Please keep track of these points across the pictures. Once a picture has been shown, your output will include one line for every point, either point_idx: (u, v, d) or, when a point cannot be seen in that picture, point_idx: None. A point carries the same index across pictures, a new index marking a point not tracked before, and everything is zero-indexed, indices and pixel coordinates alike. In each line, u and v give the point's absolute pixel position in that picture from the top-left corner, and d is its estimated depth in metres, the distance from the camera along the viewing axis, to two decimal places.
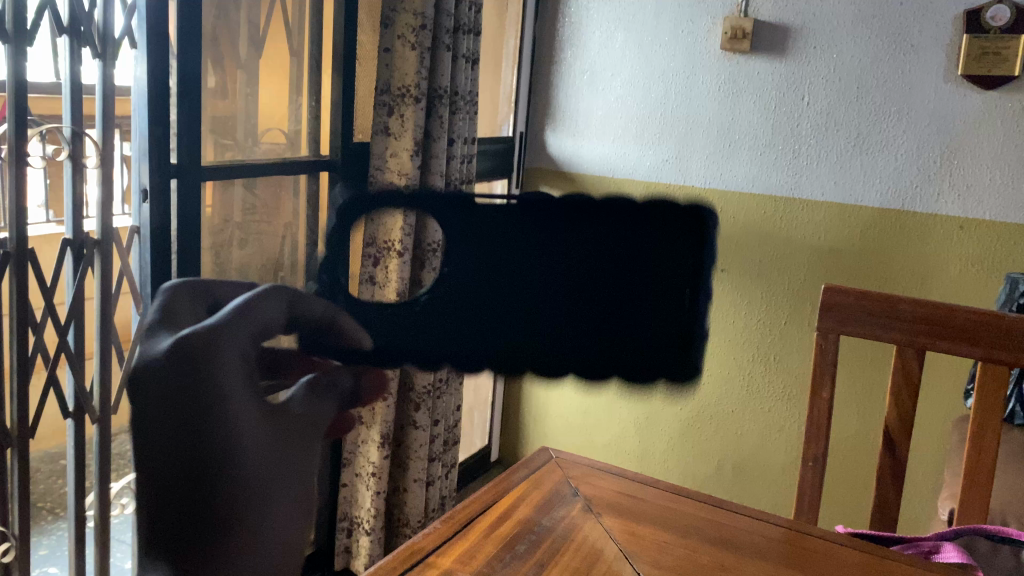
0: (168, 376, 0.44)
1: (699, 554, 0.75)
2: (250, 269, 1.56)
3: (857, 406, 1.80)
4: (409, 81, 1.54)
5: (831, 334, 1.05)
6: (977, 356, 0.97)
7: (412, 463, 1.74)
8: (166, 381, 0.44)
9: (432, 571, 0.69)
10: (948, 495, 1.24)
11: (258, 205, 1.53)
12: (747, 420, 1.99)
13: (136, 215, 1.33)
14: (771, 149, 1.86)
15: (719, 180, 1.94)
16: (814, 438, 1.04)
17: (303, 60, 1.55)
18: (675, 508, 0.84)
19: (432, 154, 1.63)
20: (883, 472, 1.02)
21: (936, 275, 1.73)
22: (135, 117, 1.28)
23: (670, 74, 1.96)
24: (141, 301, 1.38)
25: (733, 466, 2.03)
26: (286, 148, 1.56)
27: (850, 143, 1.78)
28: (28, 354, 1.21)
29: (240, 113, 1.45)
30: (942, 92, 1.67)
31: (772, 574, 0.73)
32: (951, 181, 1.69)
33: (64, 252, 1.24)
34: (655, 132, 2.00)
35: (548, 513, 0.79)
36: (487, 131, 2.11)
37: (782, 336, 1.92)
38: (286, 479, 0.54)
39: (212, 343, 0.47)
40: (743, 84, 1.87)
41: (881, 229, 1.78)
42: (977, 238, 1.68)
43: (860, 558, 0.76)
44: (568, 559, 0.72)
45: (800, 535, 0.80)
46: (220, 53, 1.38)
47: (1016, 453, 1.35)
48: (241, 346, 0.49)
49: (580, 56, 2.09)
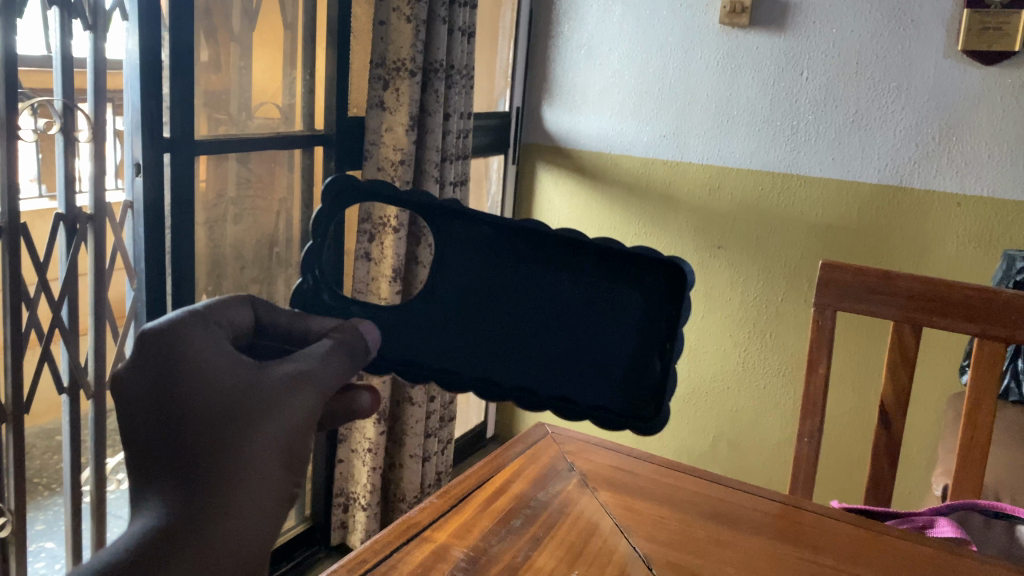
0: (141, 364, 0.43)
1: (693, 528, 0.75)
2: (245, 245, 1.55)
3: (852, 382, 1.81)
4: (405, 54, 1.52)
5: (827, 310, 1.05)
6: (974, 332, 0.97)
7: (407, 440, 1.74)
8: (141, 367, 0.43)
9: (427, 545, 0.69)
10: (942, 471, 1.25)
11: (252, 179, 1.52)
12: (743, 396, 1.99)
13: (130, 190, 1.31)
14: (769, 125, 1.85)
15: (717, 156, 1.93)
16: (810, 414, 1.04)
17: (297, 34, 1.53)
18: (670, 483, 0.84)
19: (428, 129, 1.62)
20: (879, 448, 1.02)
21: (933, 251, 1.73)
22: (128, 91, 1.26)
23: (668, 49, 1.94)
24: (135, 277, 1.37)
25: (728, 442, 2.04)
26: (280, 122, 1.54)
27: (849, 118, 1.77)
28: (23, 329, 1.21)
29: (234, 87, 1.43)
30: (942, 68, 1.66)
31: (767, 548, 0.73)
32: (949, 158, 1.69)
33: (56, 226, 1.23)
34: (653, 108, 1.99)
35: (544, 487, 0.80)
36: (482, 107, 2.10)
37: (778, 312, 1.91)
38: (283, 434, 0.44)
39: (181, 331, 0.45)
40: (741, 58, 1.86)
41: (879, 206, 1.77)
42: (975, 215, 1.68)
43: (854, 532, 0.77)
44: (565, 533, 0.72)
45: (795, 509, 0.80)
46: (212, 25, 1.37)
47: (1011, 429, 1.35)
48: (215, 336, 0.46)
49: (578, 29, 2.07)
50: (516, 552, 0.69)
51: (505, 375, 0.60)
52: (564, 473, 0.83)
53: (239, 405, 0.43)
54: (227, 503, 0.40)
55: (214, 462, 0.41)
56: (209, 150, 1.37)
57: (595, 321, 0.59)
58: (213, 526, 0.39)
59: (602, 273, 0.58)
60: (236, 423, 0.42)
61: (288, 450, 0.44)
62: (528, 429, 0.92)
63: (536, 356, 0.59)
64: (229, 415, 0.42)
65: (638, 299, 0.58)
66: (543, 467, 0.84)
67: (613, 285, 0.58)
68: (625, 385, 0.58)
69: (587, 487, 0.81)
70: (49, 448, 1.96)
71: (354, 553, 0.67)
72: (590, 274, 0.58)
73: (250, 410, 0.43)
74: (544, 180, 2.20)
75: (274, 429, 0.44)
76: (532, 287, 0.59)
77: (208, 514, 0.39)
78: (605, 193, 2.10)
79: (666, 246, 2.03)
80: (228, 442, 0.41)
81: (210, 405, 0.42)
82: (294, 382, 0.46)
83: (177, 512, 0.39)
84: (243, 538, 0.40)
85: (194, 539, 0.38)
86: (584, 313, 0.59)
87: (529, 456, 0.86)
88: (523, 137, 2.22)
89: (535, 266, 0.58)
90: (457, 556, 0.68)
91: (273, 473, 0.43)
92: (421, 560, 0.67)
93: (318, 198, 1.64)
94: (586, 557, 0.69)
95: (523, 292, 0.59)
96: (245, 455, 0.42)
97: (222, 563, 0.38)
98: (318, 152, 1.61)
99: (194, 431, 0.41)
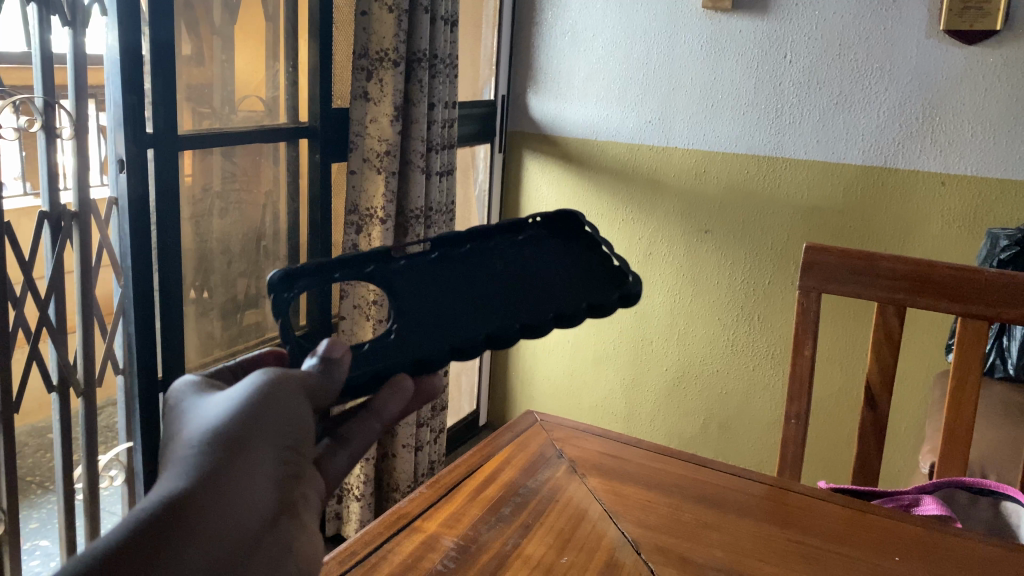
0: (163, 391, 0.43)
1: (681, 512, 0.76)
2: (232, 238, 1.55)
3: (840, 363, 1.82)
4: (387, 44, 1.52)
5: (812, 293, 1.06)
6: (957, 312, 0.98)
7: (400, 430, 1.75)
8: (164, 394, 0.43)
9: (418, 536, 0.69)
10: (929, 449, 1.26)
11: (237, 173, 1.51)
12: (732, 378, 2.00)
13: (114, 186, 1.29)
14: (755, 108, 1.85)
15: (703, 140, 1.93)
16: (797, 397, 1.05)
17: (279, 25, 1.52)
18: (658, 467, 0.85)
19: (413, 119, 1.62)
20: (865, 428, 1.03)
21: (918, 231, 1.74)
22: (109, 86, 1.25)
23: (652, 34, 1.94)
24: (121, 273, 1.37)
25: (719, 425, 2.05)
26: (264, 115, 1.53)
27: (832, 100, 1.77)
28: (9, 328, 1.21)
29: (216, 80, 1.43)
30: (925, 48, 1.67)
31: (754, 529, 0.74)
32: (932, 137, 1.69)
33: (41, 225, 1.23)
34: (637, 94, 1.99)
35: (533, 475, 0.80)
36: (467, 96, 2.09)
37: (766, 295, 1.92)
38: (293, 414, 0.43)
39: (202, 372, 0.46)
40: (725, 42, 1.86)
41: (864, 186, 1.78)
42: (959, 193, 1.69)
43: (842, 513, 0.77)
44: (554, 520, 0.73)
45: (783, 491, 0.81)
46: (194, 17, 1.36)
47: (998, 407, 1.37)
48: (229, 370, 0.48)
49: (562, 16, 2.06)
50: (505, 541, 0.69)
51: (502, 315, 0.61)
52: (553, 461, 0.84)
53: (239, 391, 0.42)
54: (238, 467, 0.37)
55: (224, 431, 0.38)
56: (192, 144, 1.36)
57: (535, 276, 0.67)
58: (227, 488, 0.36)
59: (519, 255, 0.70)
60: (249, 400, 0.41)
61: (297, 432, 0.43)
62: (517, 417, 0.93)
63: (522, 296, 0.64)
64: (242, 395, 0.41)
65: (550, 262, 0.70)
66: (532, 454, 0.85)
67: (530, 258, 0.70)
68: (586, 285, 0.66)
69: (576, 474, 0.81)
70: (41, 446, 1.96)
71: (346, 545, 0.67)
72: (506, 261, 0.69)
73: (254, 389, 0.42)
74: (531, 167, 2.19)
75: (286, 409, 0.42)
76: (477, 272, 0.67)
77: (223, 475, 0.36)
78: (590, 179, 2.10)
79: (653, 231, 2.04)
80: (226, 420, 0.39)
81: (207, 402, 0.41)
82: (288, 380, 0.44)
83: (195, 468, 0.36)
84: (250, 508, 0.37)
85: (208, 496, 0.35)
86: (531, 280, 0.66)
87: (518, 444, 0.87)
88: (508, 124, 2.21)
89: (471, 270, 0.67)
90: (447, 545, 0.68)
91: (280, 449, 0.41)
92: (411, 550, 0.67)
93: (304, 190, 1.64)
94: (574, 543, 0.69)
95: (463, 289, 0.64)
96: (257, 426, 0.40)
97: (227, 530, 0.35)
98: (304, 144, 1.61)
99: (198, 417, 0.40)
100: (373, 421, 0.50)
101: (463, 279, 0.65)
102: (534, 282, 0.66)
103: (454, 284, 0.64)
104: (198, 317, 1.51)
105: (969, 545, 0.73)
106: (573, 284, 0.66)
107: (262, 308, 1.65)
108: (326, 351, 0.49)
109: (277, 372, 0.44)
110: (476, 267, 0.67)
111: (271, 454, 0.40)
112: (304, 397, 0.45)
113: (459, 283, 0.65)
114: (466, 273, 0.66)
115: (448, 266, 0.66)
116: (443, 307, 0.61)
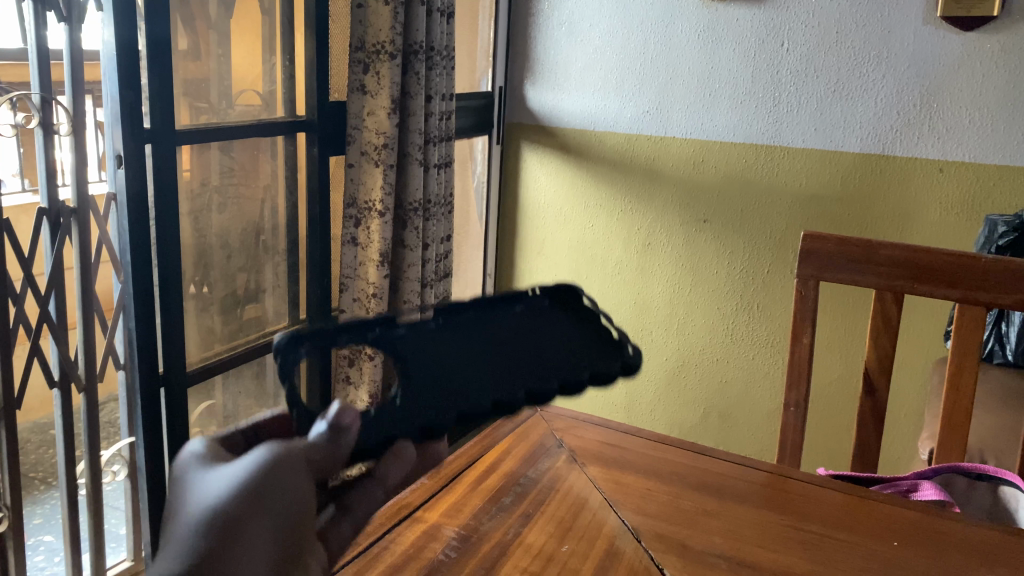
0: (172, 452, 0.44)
1: (681, 500, 0.76)
2: (231, 233, 1.55)
3: (839, 351, 1.82)
4: (384, 37, 1.52)
5: (810, 280, 1.06)
6: (955, 298, 0.98)
7: None
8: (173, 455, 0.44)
9: (419, 526, 0.70)
10: (928, 435, 1.27)
11: (235, 168, 1.51)
12: (732, 367, 2.01)
13: (113, 182, 1.30)
14: (752, 97, 1.85)
15: (701, 129, 1.93)
16: (795, 383, 1.05)
17: (274, 19, 1.51)
18: (658, 456, 0.85)
19: (410, 112, 1.62)
20: (864, 415, 1.03)
21: (916, 218, 1.74)
22: (106, 82, 1.25)
23: (649, 23, 1.94)
24: (121, 269, 1.38)
25: (719, 414, 2.05)
26: (261, 109, 1.53)
27: (829, 89, 1.77)
28: (11, 324, 1.21)
29: (213, 75, 1.43)
30: (922, 35, 1.67)
31: (753, 516, 0.74)
32: (929, 125, 1.69)
33: (40, 221, 1.23)
34: (635, 84, 1.99)
35: (534, 465, 0.81)
36: (465, 88, 2.09)
37: (765, 284, 1.92)
38: (292, 495, 0.43)
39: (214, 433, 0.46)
40: (722, 31, 1.85)
41: (862, 174, 1.78)
42: (957, 180, 1.69)
43: (840, 498, 0.78)
44: (555, 509, 0.73)
45: (782, 478, 0.82)
46: (190, 12, 1.36)
47: (996, 393, 1.37)
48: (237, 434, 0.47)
49: (558, 6, 2.06)
50: (507, 530, 0.70)
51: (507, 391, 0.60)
52: (553, 451, 0.84)
53: (241, 468, 0.41)
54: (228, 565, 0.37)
55: (217, 526, 0.38)
56: (189, 139, 1.36)
57: (539, 337, 0.63)
58: None
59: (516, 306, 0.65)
60: (251, 483, 0.41)
61: (292, 516, 0.43)
62: None
63: (524, 368, 0.61)
64: (245, 474, 0.41)
65: (552, 321, 0.65)
66: (532, 444, 0.85)
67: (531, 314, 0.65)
68: (585, 355, 0.64)
69: (576, 464, 0.82)
70: (44, 442, 1.97)
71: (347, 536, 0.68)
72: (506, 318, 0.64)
73: (255, 468, 0.42)
74: (529, 159, 2.19)
75: (285, 491, 0.42)
76: (473, 330, 0.61)
77: None
78: (589, 171, 2.10)
79: (651, 222, 2.04)
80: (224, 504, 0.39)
81: (210, 476, 0.41)
82: (291, 454, 0.44)
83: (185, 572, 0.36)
84: None
85: None
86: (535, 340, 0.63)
87: (518, 435, 0.87)
88: (506, 116, 2.21)
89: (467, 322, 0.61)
90: (448, 535, 0.69)
91: (272, 537, 0.41)
92: (413, 541, 0.68)
93: (303, 184, 1.64)
94: (575, 532, 0.70)
95: (469, 356, 0.60)
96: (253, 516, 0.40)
97: None
98: (301, 138, 1.60)
99: (200, 495, 0.39)
100: (377, 487, 0.54)
101: (463, 340, 0.60)
102: (536, 346, 0.63)
103: (457, 348, 0.60)
104: (198, 312, 1.51)
105: (968, 530, 0.73)
106: (575, 353, 0.64)
107: (262, 302, 1.64)
108: (335, 419, 0.51)
109: (279, 449, 0.44)
110: (474, 322, 0.62)
111: (262, 542, 0.40)
112: (307, 471, 0.45)
113: (464, 343, 0.60)
114: (468, 330, 0.61)
115: (449, 325, 0.60)
116: (450, 368, 0.58)
